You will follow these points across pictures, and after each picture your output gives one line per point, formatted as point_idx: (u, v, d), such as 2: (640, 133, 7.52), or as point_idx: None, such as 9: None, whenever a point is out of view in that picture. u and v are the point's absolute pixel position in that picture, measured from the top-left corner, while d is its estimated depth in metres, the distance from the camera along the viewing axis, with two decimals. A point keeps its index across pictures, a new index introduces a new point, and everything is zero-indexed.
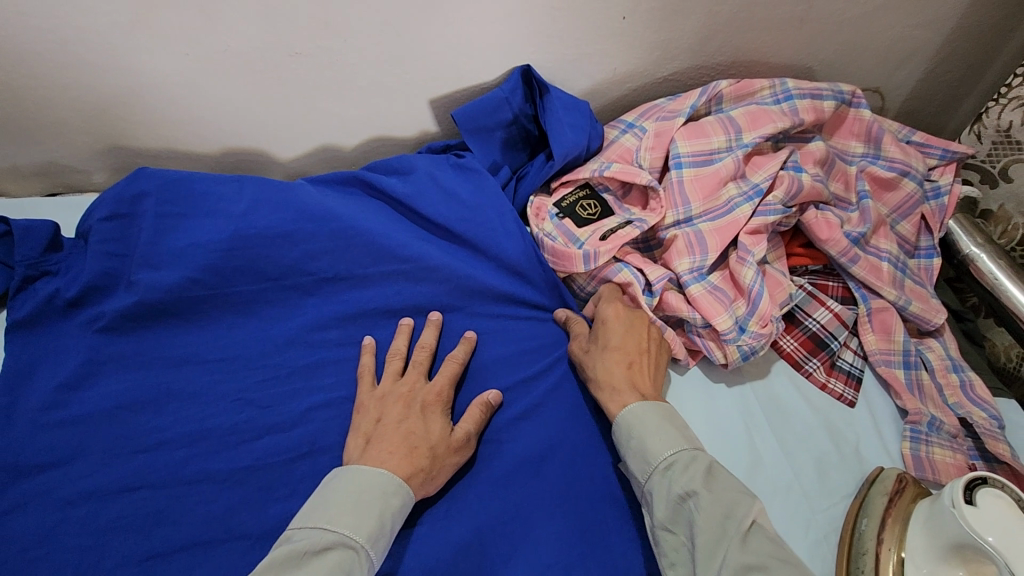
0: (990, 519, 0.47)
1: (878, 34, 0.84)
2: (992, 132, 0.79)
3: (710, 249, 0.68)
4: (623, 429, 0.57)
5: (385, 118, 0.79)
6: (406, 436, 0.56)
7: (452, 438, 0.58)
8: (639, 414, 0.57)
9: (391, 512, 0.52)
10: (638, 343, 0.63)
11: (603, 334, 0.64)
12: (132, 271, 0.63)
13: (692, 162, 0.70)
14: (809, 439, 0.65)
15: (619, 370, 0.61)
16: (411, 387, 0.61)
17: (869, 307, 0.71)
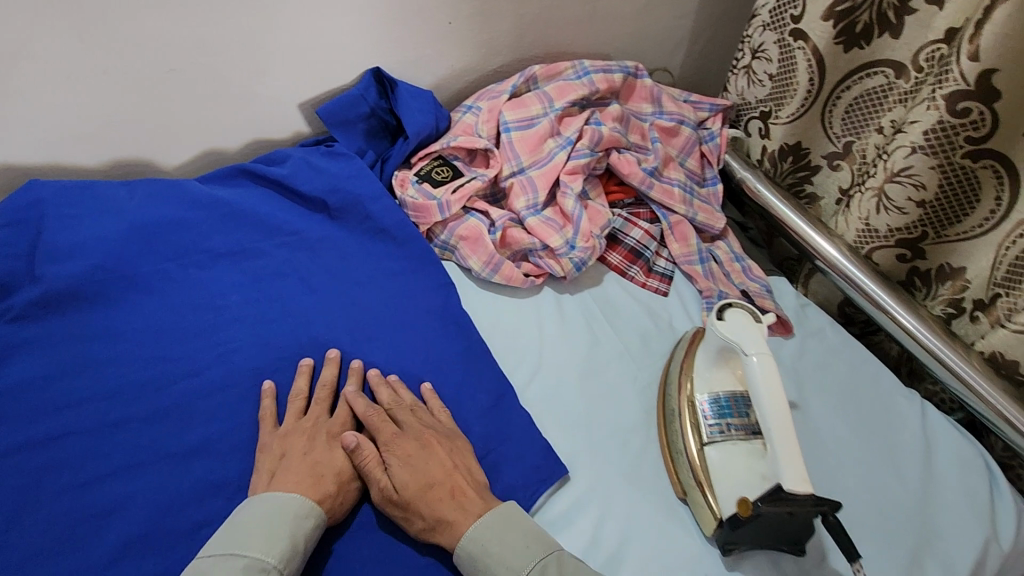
0: (733, 324, 0.65)
1: (650, 24, 1.09)
2: (734, 98, 1.06)
3: (540, 190, 0.86)
4: (470, 567, 0.58)
5: (260, 121, 0.92)
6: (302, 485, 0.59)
7: (348, 482, 0.62)
8: (481, 541, 0.58)
9: (299, 531, 0.56)
10: (443, 465, 0.62)
11: (407, 481, 0.61)
12: (36, 264, 0.71)
13: (517, 127, 0.89)
14: (634, 322, 0.83)
15: (441, 504, 0.60)
16: (314, 422, 0.66)
17: (669, 222, 0.92)
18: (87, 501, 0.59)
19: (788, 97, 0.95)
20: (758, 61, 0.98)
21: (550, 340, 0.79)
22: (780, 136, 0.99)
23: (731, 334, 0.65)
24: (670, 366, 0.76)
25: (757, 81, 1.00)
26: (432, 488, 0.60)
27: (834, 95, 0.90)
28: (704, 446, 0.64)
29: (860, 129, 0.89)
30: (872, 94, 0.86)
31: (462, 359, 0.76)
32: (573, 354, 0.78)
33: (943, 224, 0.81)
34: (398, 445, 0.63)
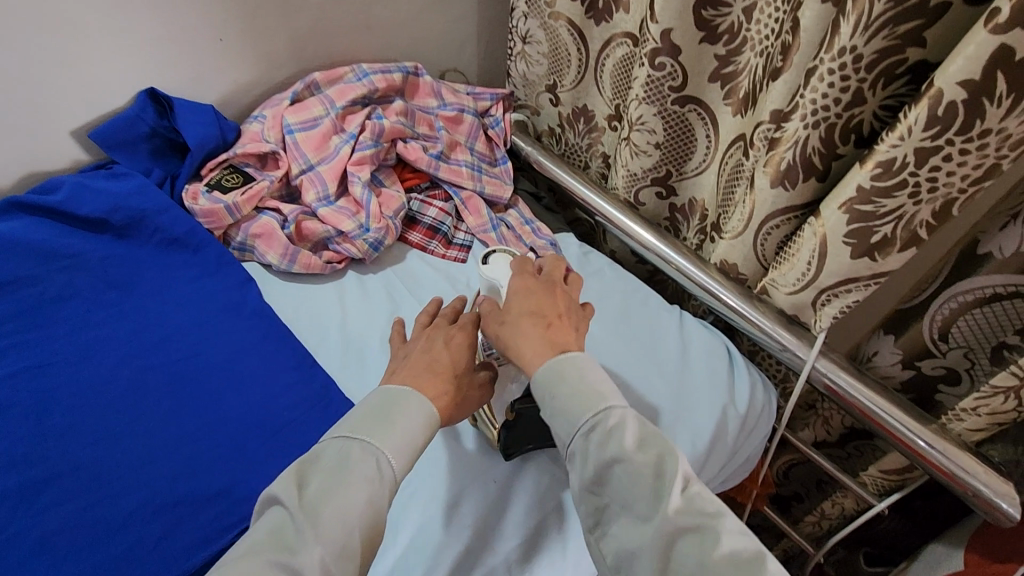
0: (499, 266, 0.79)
1: (428, 29, 1.20)
2: (519, 79, 1.19)
3: (329, 182, 0.92)
4: (544, 392, 0.57)
5: (28, 152, 0.88)
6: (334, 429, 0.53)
7: (474, 375, 0.63)
8: (553, 376, 0.57)
9: (410, 422, 0.54)
10: (556, 306, 0.63)
11: (508, 309, 0.63)
12: None
13: (301, 129, 0.94)
14: (434, 287, 0.92)
15: (535, 332, 0.60)
16: (436, 321, 0.67)
17: (461, 198, 1.02)
18: None
19: (566, 65, 1.09)
20: (529, 45, 1.12)
21: (351, 314, 0.86)
22: (569, 99, 1.14)
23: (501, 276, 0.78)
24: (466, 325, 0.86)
25: (534, 62, 1.14)
26: (421, 382, 0.58)
27: (600, 62, 1.03)
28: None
29: (622, 93, 1.02)
30: (623, 61, 0.99)
31: (265, 344, 0.81)
32: (374, 323, 0.85)
33: (680, 161, 0.97)
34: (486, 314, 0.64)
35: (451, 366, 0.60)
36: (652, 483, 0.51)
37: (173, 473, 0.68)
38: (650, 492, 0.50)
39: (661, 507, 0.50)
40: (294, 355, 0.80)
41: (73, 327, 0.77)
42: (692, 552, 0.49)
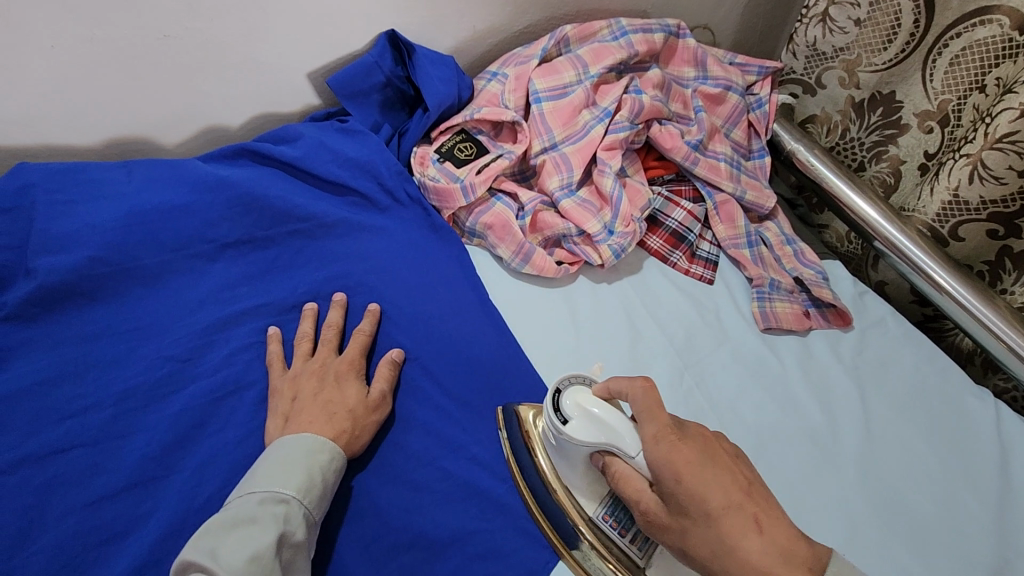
0: (586, 415, 0.54)
1: None
2: (804, 48, 0.94)
3: (575, 167, 0.78)
4: (720, 552, 0.44)
5: (265, 91, 0.82)
6: (725, 544, 0.44)
7: (370, 398, 0.62)
8: (738, 562, 0.44)
9: (321, 467, 0.54)
10: (737, 480, 0.47)
11: (689, 501, 0.46)
12: (30, 258, 0.65)
13: (549, 97, 0.80)
14: (678, 312, 0.76)
15: (337, 415, 0.59)
16: (323, 362, 0.64)
17: (715, 201, 0.84)
18: (97, 519, 0.54)
19: (881, 41, 0.84)
20: (838, 6, 0.86)
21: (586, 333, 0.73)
22: (873, 83, 0.87)
23: (592, 412, 0.53)
24: (508, 433, 0.64)
25: (837, 29, 0.88)
26: (315, 424, 0.57)
27: (941, 42, 0.77)
28: (590, 513, 0.57)
29: (961, 86, 0.77)
30: (982, 46, 0.73)
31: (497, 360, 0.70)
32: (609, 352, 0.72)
33: None
34: (660, 456, 0.48)
35: (347, 405, 0.60)
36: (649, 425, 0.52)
37: (401, 495, 0.60)
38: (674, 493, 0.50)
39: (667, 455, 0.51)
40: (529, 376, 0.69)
41: (302, 303, 0.71)
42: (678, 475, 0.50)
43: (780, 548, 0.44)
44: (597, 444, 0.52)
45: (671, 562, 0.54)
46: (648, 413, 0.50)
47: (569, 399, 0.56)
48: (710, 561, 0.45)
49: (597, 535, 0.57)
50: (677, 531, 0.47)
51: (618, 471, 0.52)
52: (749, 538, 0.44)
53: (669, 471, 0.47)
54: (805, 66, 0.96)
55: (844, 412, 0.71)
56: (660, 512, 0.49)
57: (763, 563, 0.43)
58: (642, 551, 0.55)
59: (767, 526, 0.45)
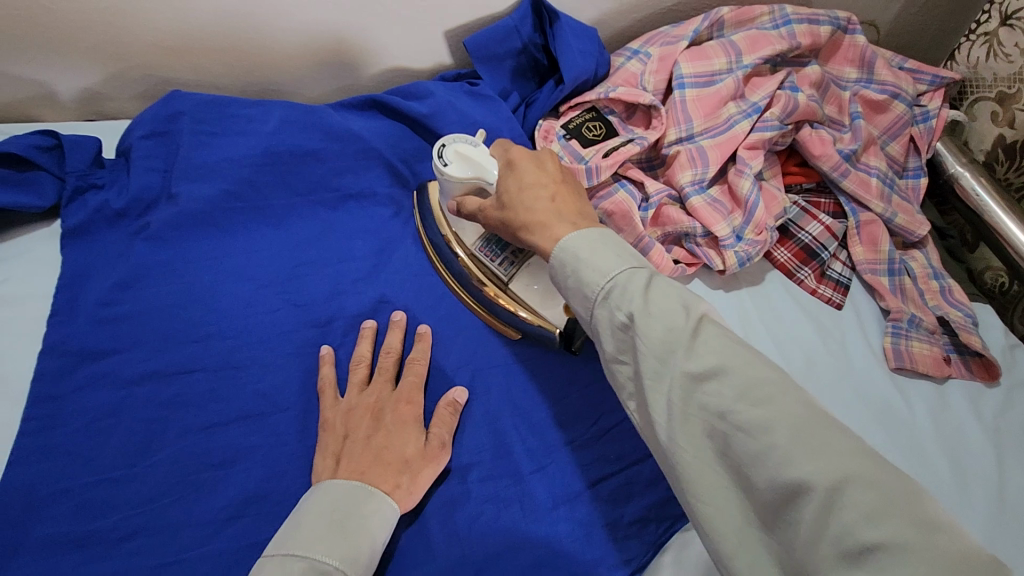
0: (463, 159, 0.60)
1: None
2: (964, 70, 0.88)
3: (711, 163, 0.72)
4: (565, 260, 0.49)
5: (401, 46, 0.81)
6: (523, 216, 0.54)
7: (428, 447, 0.56)
8: (572, 248, 0.49)
9: (369, 532, 0.48)
10: (553, 173, 0.57)
11: (514, 197, 0.55)
12: (173, 183, 0.68)
13: (694, 83, 0.75)
14: (800, 335, 0.70)
15: (390, 467, 0.53)
16: (377, 396, 0.59)
17: (858, 220, 0.76)
18: (209, 442, 0.56)
19: None
20: (1008, 29, 0.80)
21: None
22: None
23: (469, 155, 0.60)
24: (428, 233, 0.70)
25: (1001, 54, 0.82)
26: (370, 474, 0.52)
27: None
28: (509, 284, 0.64)
29: None
30: None
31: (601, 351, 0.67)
32: None
33: None
34: (520, 170, 0.57)
35: (403, 454, 0.54)
36: (709, 380, 0.39)
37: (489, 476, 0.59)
38: (758, 482, 0.37)
39: (779, 440, 0.36)
40: None
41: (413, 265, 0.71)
42: (840, 511, 0.33)
43: (561, 206, 0.54)
44: (471, 180, 0.60)
45: (534, 276, 0.64)
46: (501, 152, 0.61)
47: (451, 147, 0.61)
48: (543, 246, 0.52)
49: (484, 274, 0.65)
50: (509, 207, 0.56)
51: (471, 202, 0.61)
52: (558, 224, 0.52)
53: (506, 160, 0.59)
54: (960, 92, 0.88)
55: (975, 472, 0.64)
56: (494, 213, 0.58)
57: (565, 235, 0.51)
58: (508, 271, 0.64)
59: (560, 201, 0.54)
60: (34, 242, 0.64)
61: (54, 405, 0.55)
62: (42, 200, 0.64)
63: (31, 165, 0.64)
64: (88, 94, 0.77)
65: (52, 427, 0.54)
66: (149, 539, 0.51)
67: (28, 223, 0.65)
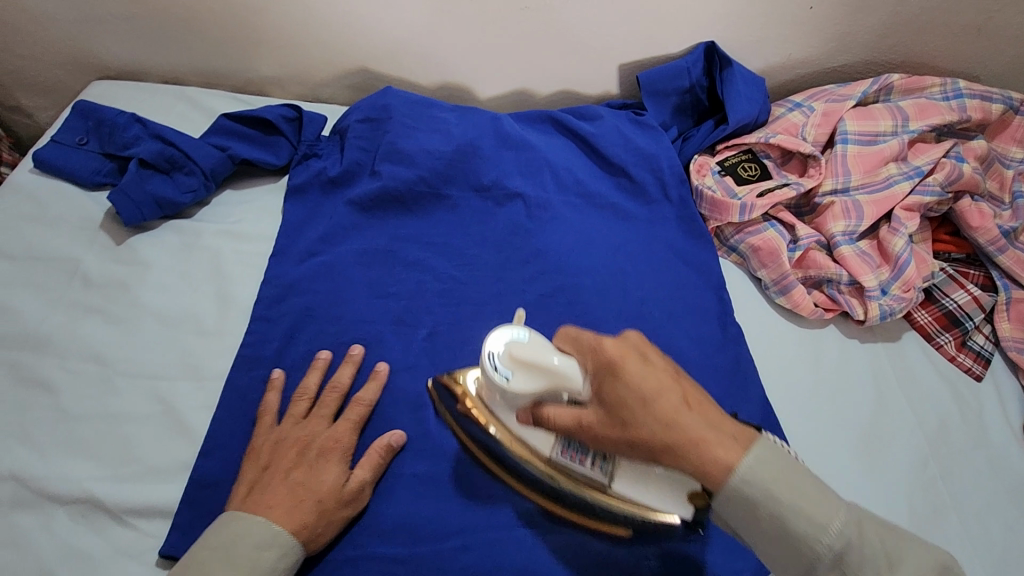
0: (524, 364, 0.53)
1: None
2: None
3: (865, 217, 0.75)
4: (727, 505, 0.45)
5: (578, 73, 0.91)
6: (674, 430, 0.45)
7: (345, 491, 0.55)
8: (762, 484, 0.45)
9: (266, 567, 0.49)
10: (677, 391, 0.47)
11: (631, 408, 0.46)
12: (376, 161, 0.78)
13: (857, 140, 0.78)
14: (935, 398, 0.71)
15: (301, 503, 0.53)
16: (311, 433, 0.57)
17: (1008, 296, 0.76)
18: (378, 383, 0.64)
19: None
20: None
21: (828, 383, 0.71)
22: None
23: (538, 360, 0.52)
24: (445, 403, 0.62)
25: None
26: (277, 510, 0.52)
27: None
28: (612, 485, 0.55)
29: None
30: None
31: (735, 376, 0.69)
32: (852, 409, 0.69)
33: None
34: (622, 356, 0.48)
35: (319, 494, 0.53)
36: None
37: None
38: None
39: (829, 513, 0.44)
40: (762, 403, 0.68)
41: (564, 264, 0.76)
42: None
43: (682, 398, 0.46)
44: (546, 387, 0.53)
45: (638, 478, 0.54)
46: (571, 342, 0.53)
47: (503, 353, 0.54)
48: (680, 458, 0.45)
49: (571, 478, 0.57)
50: (630, 419, 0.46)
51: (554, 414, 0.52)
52: (716, 442, 0.45)
53: (608, 365, 0.48)
54: None
55: None
56: (611, 429, 0.48)
57: (736, 460, 0.45)
58: (605, 472, 0.55)
59: (698, 409, 0.46)
60: (261, 192, 0.77)
61: (265, 325, 0.65)
62: (277, 159, 0.76)
63: (275, 130, 0.77)
64: (311, 83, 0.91)
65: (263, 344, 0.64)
66: None
67: (261, 176, 0.78)
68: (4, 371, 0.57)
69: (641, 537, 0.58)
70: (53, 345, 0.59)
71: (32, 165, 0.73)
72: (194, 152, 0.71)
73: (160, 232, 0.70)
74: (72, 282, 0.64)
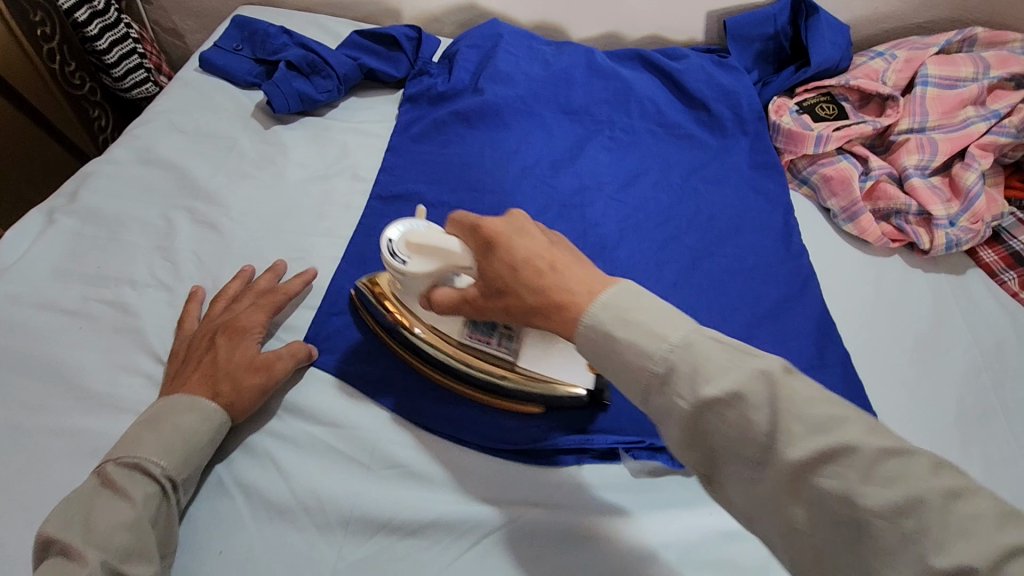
0: (421, 250, 0.54)
1: None
2: None
3: (939, 152, 0.79)
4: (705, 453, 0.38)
5: (667, 20, 0.98)
6: (542, 295, 0.43)
7: (256, 359, 0.56)
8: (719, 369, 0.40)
9: (189, 426, 0.51)
10: (541, 241, 0.46)
11: (518, 288, 0.45)
12: (480, 81, 0.88)
13: (937, 84, 0.82)
14: (995, 325, 0.74)
15: (208, 374, 0.54)
16: (220, 321, 0.59)
17: None
18: None
19: None
20: None
21: (887, 299, 0.75)
22: None
23: (428, 241, 0.54)
24: (374, 315, 0.63)
25: None
26: (190, 386, 0.54)
27: None
28: (518, 364, 0.58)
29: None
30: None
31: (797, 286, 0.75)
32: (911, 324, 0.73)
33: None
34: (529, 245, 0.46)
35: (227, 366, 0.55)
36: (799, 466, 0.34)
37: None
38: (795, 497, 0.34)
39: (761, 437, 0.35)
40: (822, 309, 0.73)
41: (640, 182, 0.84)
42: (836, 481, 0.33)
43: (573, 255, 0.46)
44: (436, 269, 0.54)
45: (541, 348, 0.59)
46: (461, 228, 0.51)
47: (400, 241, 0.56)
48: (547, 323, 0.44)
49: (478, 364, 0.59)
50: (509, 288, 0.46)
51: (444, 294, 0.53)
52: (579, 291, 0.42)
53: (488, 240, 0.47)
54: None
55: None
56: (495, 304, 0.48)
57: (588, 304, 0.41)
58: (511, 350, 0.59)
59: (566, 269, 0.44)
60: (380, 101, 0.88)
61: (384, 204, 0.75)
62: (397, 72, 0.87)
63: (397, 49, 0.88)
64: (423, 18, 1.02)
65: (381, 217, 0.74)
66: None
67: (380, 89, 0.89)
68: (182, 213, 0.69)
69: (552, 411, 0.60)
70: (218, 198, 0.71)
71: (197, 65, 0.86)
72: (331, 59, 0.83)
73: (299, 126, 0.82)
74: (229, 155, 0.76)
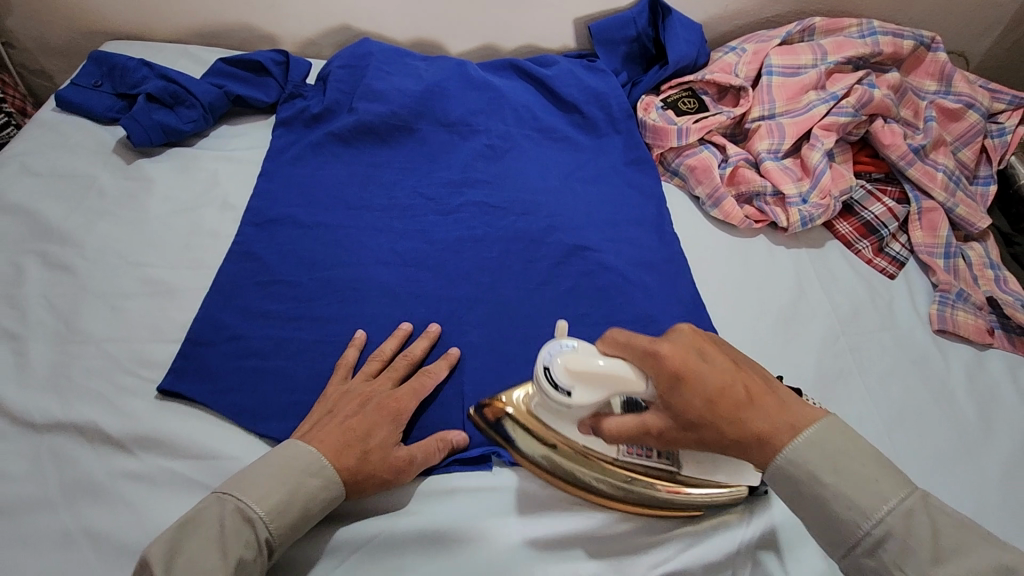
0: (580, 378, 0.51)
1: (951, 8, 1.01)
2: None
3: (787, 136, 0.85)
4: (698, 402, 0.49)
5: (538, 30, 1.01)
6: (744, 426, 0.47)
7: (395, 455, 0.56)
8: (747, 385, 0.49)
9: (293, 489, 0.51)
10: (734, 369, 0.49)
11: (698, 395, 0.47)
12: (353, 100, 0.88)
13: (781, 73, 0.88)
14: (850, 290, 0.79)
15: (347, 440, 0.54)
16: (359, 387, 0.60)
17: (920, 206, 0.85)
18: (354, 272, 0.73)
19: None
20: None
21: (753, 276, 0.80)
22: None
23: (590, 361, 0.51)
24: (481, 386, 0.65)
25: None
26: (323, 442, 0.54)
27: None
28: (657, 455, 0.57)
29: None
30: None
31: (669, 273, 0.78)
32: (774, 297, 0.78)
33: None
34: (709, 368, 0.48)
35: (368, 442, 0.55)
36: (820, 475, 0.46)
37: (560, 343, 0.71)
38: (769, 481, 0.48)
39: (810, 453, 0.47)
40: (693, 291, 0.76)
41: (519, 185, 0.86)
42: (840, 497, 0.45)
43: (733, 364, 0.50)
44: (603, 399, 0.51)
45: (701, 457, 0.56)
46: (621, 347, 0.51)
47: (556, 367, 0.53)
48: (751, 449, 0.48)
49: (635, 472, 0.58)
50: (704, 421, 0.47)
51: (617, 423, 0.51)
52: (777, 429, 0.47)
53: (671, 373, 0.48)
54: None
55: (1003, 425, 0.69)
56: (678, 433, 0.48)
57: (789, 439, 0.47)
58: (670, 457, 0.57)
59: (760, 401, 0.48)
60: (252, 127, 0.87)
61: (255, 229, 0.74)
62: (268, 97, 0.87)
63: (266, 74, 0.88)
64: (300, 42, 1.02)
65: (253, 241, 0.73)
66: (305, 323, 0.67)
67: (253, 115, 0.88)
68: (33, 258, 0.67)
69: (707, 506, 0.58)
70: (73, 238, 0.69)
71: (54, 106, 0.83)
72: (194, 88, 0.82)
73: (165, 158, 0.80)
74: (88, 193, 0.74)
